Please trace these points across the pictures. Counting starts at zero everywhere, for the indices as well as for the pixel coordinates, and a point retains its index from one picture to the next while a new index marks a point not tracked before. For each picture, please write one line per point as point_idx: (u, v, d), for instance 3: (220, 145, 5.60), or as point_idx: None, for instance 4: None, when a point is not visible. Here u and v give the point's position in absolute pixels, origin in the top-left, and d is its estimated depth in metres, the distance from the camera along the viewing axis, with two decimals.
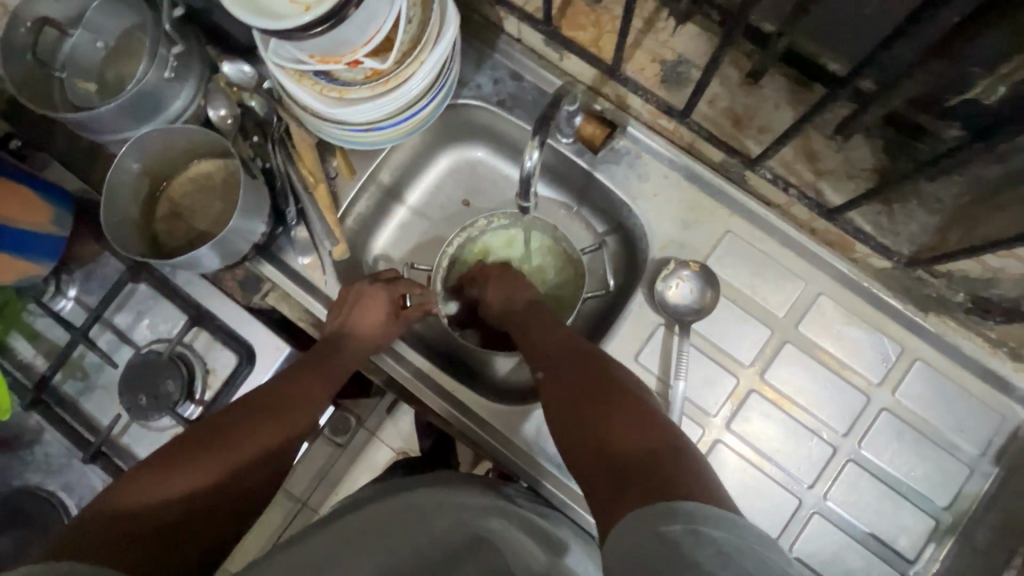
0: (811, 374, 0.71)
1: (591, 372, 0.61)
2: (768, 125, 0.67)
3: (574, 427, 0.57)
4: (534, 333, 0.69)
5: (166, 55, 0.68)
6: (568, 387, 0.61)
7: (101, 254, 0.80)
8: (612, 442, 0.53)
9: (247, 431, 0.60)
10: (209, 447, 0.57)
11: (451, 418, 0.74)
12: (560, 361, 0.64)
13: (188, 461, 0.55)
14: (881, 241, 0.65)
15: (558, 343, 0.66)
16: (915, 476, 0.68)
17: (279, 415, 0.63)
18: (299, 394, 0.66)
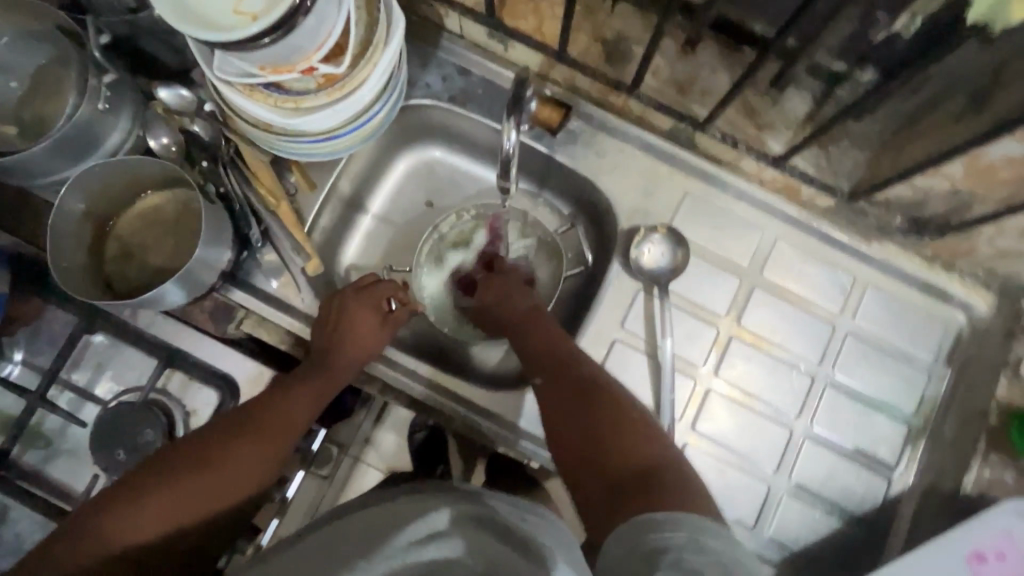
0: (780, 313, 0.76)
1: (594, 384, 0.63)
2: (709, 88, 0.72)
3: (568, 431, 0.60)
4: (532, 339, 0.69)
5: (98, 84, 0.64)
6: (567, 393, 0.62)
7: (46, 309, 0.74)
8: (610, 454, 0.57)
9: (227, 452, 0.61)
10: (178, 476, 0.58)
11: (455, 414, 0.73)
12: (560, 373, 0.64)
13: (166, 482, 0.57)
14: (824, 180, 0.71)
15: (557, 350, 0.66)
16: (884, 389, 0.75)
17: (255, 440, 0.62)
18: (282, 413, 0.65)
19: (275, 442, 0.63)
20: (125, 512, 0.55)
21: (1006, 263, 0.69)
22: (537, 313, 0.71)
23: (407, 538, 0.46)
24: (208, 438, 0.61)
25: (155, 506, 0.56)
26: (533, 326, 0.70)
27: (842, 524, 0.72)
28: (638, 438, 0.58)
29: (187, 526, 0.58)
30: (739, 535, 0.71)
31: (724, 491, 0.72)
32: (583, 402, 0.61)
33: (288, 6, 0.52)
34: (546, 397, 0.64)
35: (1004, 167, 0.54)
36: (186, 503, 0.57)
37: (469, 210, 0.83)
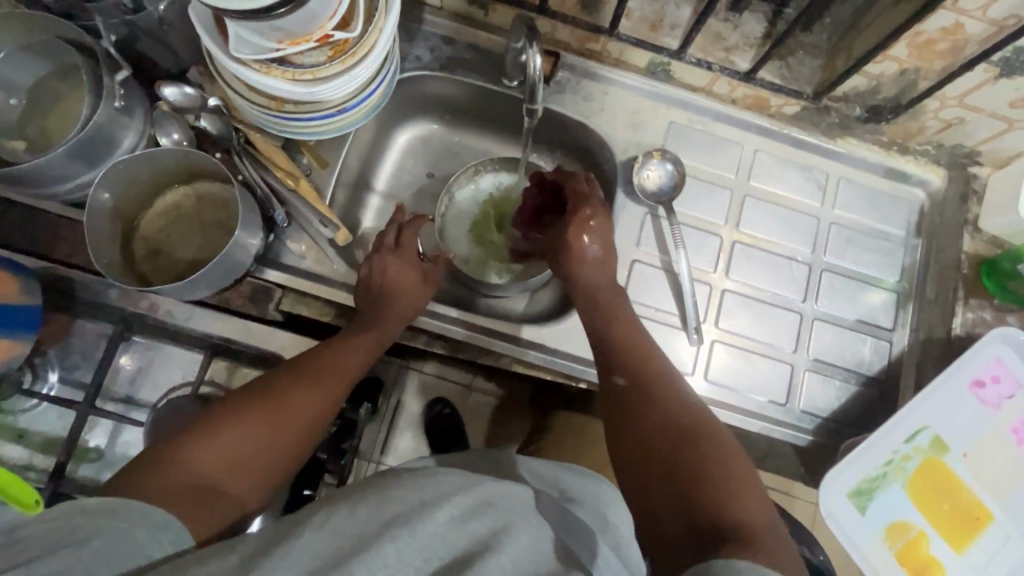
0: (771, 214, 0.85)
1: (681, 408, 0.58)
2: (677, 22, 0.78)
3: (642, 445, 0.56)
4: (615, 338, 0.66)
5: (112, 84, 0.65)
6: (631, 385, 0.62)
7: (74, 323, 0.74)
8: (654, 442, 0.56)
9: (290, 390, 0.59)
10: (251, 407, 0.56)
11: (505, 350, 0.79)
12: (645, 384, 0.61)
13: (232, 420, 0.55)
14: (790, 87, 0.80)
15: (642, 357, 0.64)
16: (870, 265, 0.84)
17: (319, 376, 0.62)
18: (336, 361, 0.64)
19: (332, 385, 0.62)
20: (193, 447, 0.52)
21: (952, 135, 0.79)
22: (612, 288, 0.70)
23: (446, 516, 0.45)
24: (275, 376, 0.60)
25: (225, 440, 0.53)
26: (615, 317, 0.68)
27: (860, 387, 0.80)
28: (727, 467, 0.52)
29: (259, 464, 0.55)
30: (775, 413, 0.79)
31: (754, 378, 0.79)
32: (672, 427, 0.56)
33: None
34: (628, 407, 0.60)
35: (941, 40, 0.64)
36: (260, 431, 0.55)
37: (480, 166, 0.89)
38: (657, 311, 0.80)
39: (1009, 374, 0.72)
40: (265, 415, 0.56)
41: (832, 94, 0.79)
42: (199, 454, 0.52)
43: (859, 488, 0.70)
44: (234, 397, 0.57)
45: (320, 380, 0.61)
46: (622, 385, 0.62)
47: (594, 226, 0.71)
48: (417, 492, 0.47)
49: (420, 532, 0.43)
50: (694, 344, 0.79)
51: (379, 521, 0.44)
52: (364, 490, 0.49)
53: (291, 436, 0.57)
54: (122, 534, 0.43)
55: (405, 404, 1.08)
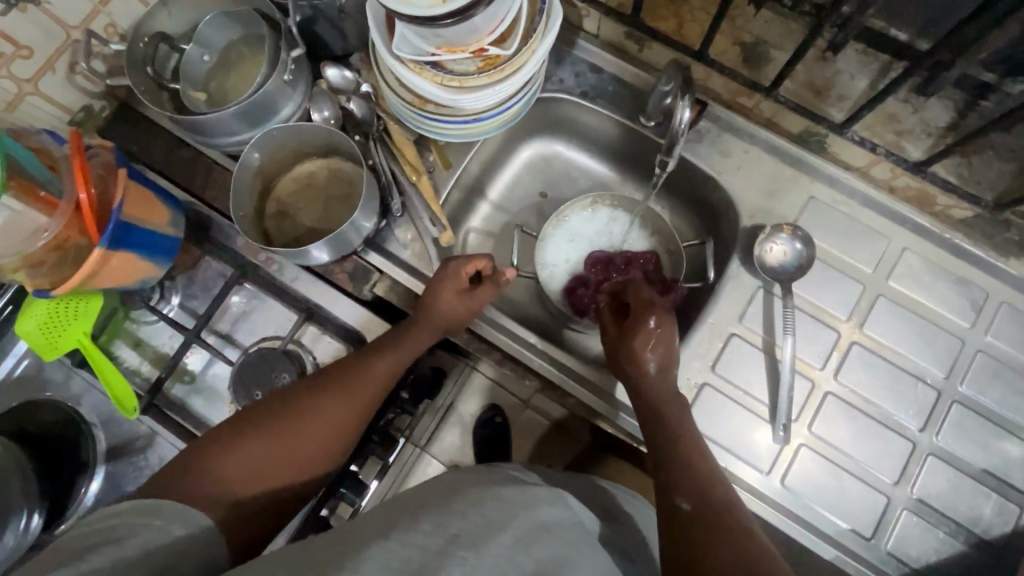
0: (906, 323, 0.75)
1: (747, 549, 0.51)
2: (847, 92, 0.71)
3: (696, 553, 0.51)
4: (675, 458, 0.60)
5: (286, 59, 0.72)
6: (685, 485, 0.57)
7: (202, 259, 0.81)
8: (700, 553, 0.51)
9: (316, 404, 0.60)
10: (276, 419, 0.58)
11: (576, 393, 0.77)
12: (714, 513, 0.54)
13: (259, 433, 0.57)
14: (965, 190, 0.70)
15: (710, 484, 0.57)
16: (1017, 411, 0.72)
17: (344, 386, 0.63)
18: (366, 373, 0.64)
19: (358, 402, 0.62)
20: (221, 458, 0.55)
21: None
22: (674, 397, 0.66)
23: (511, 538, 0.47)
24: (300, 388, 0.62)
25: (249, 451, 0.56)
26: (681, 437, 0.62)
27: (967, 547, 0.69)
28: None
29: (282, 473, 0.57)
30: (855, 545, 0.69)
31: (839, 499, 0.71)
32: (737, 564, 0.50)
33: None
34: (694, 535, 0.52)
35: None
36: (282, 442, 0.57)
37: (594, 198, 0.87)
38: (745, 394, 0.74)
39: None
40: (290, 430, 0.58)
41: (1018, 208, 0.68)
42: (227, 463, 0.55)
43: None
44: (263, 407, 0.60)
45: (349, 395, 0.62)
46: (686, 511, 0.55)
47: (657, 333, 0.67)
48: (478, 517, 0.48)
49: (482, 550, 0.46)
50: (778, 441, 0.72)
51: (442, 537, 0.46)
52: (427, 503, 0.51)
53: (313, 449, 0.59)
54: (158, 530, 0.47)
55: None
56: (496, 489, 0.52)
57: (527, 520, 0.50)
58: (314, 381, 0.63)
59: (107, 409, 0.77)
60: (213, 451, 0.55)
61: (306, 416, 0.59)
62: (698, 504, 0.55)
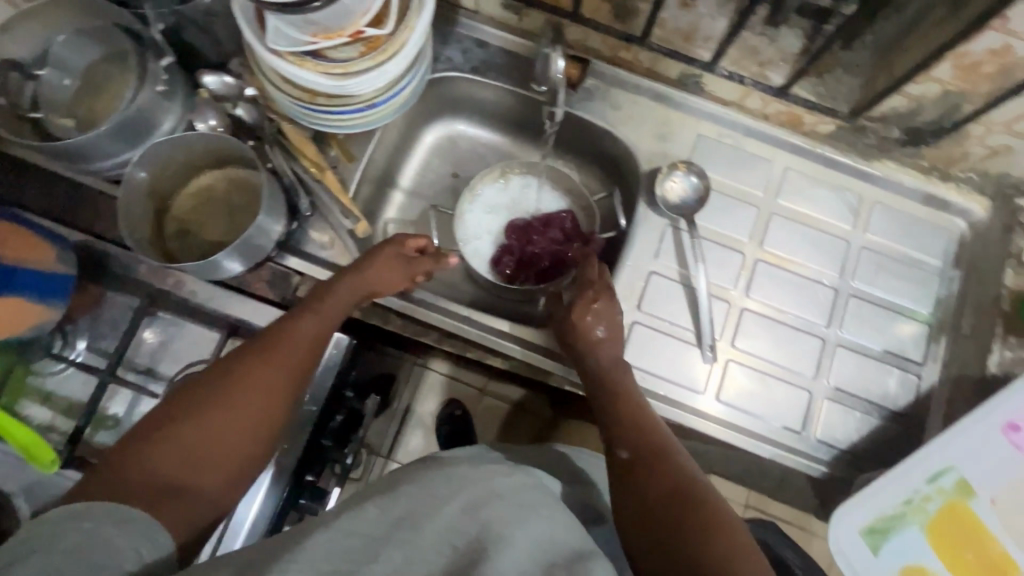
0: (800, 235, 0.82)
1: (687, 478, 0.54)
2: (710, 34, 0.75)
3: (647, 480, 0.54)
4: (612, 415, 0.62)
5: (156, 69, 0.70)
6: (630, 428, 0.60)
7: (105, 295, 0.77)
8: (652, 482, 0.54)
9: (246, 372, 0.54)
10: (205, 396, 0.52)
11: (527, 358, 0.78)
12: (645, 458, 0.56)
13: (187, 416, 0.50)
14: (825, 105, 0.77)
15: (642, 428, 0.59)
16: (902, 295, 0.80)
17: (275, 348, 0.57)
18: (291, 334, 0.59)
19: (294, 364, 0.57)
20: (149, 450, 0.48)
21: (998, 163, 0.75)
22: (613, 366, 0.68)
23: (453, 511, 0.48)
24: (227, 362, 0.56)
25: (179, 435, 0.49)
26: (615, 394, 0.65)
27: (882, 421, 0.76)
28: (731, 546, 0.48)
29: (224, 452, 0.51)
30: (789, 440, 0.76)
31: (770, 403, 0.77)
32: (664, 491, 0.53)
33: None
34: (626, 484, 0.55)
35: (988, 62, 0.61)
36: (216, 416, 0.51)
37: (503, 168, 0.89)
38: (672, 325, 0.78)
39: None
40: (218, 406, 0.51)
41: (870, 113, 0.76)
42: (159, 454, 0.48)
43: (872, 527, 0.67)
44: (184, 390, 0.53)
45: (280, 358, 0.56)
46: (624, 457, 0.57)
47: (600, 307, 0.70)
48: (425, 497, 0.49)
49: (424, 529, 0.46)
50: (708, 362, 0.77)
51: (385, 521, 0.47)
52: (374, 492, 0.51)
53: (255, 416, 0.53)
54: (88, 533, 0.40)
55: (418, 405, 1.20)
56: (443, 470, 0.54)
57: (479, 488, 0.51)
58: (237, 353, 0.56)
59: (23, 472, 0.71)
60: (139, 446, 0.48)
61: (236, 387, 0.53)
62: (647, 442, 0.58)
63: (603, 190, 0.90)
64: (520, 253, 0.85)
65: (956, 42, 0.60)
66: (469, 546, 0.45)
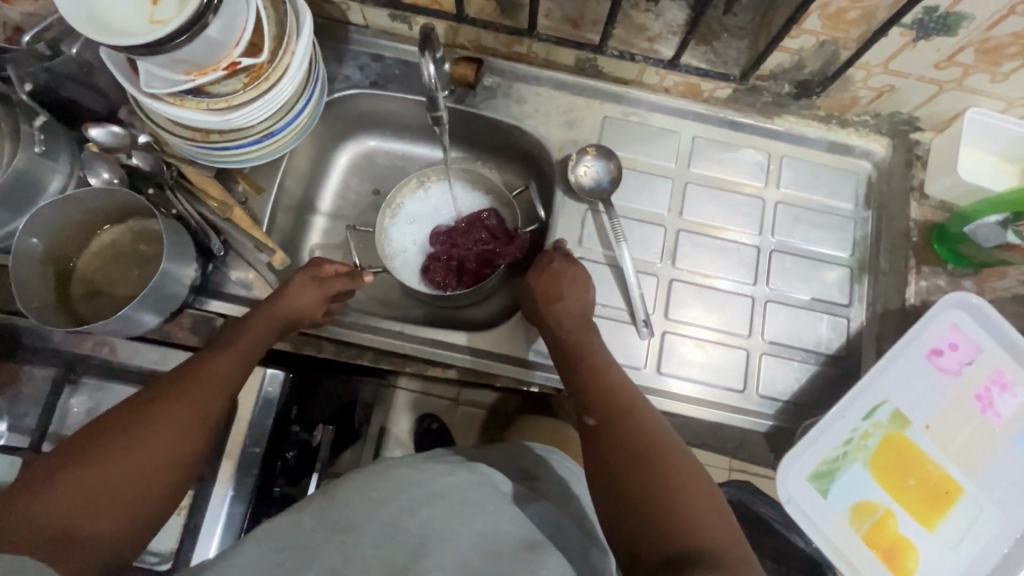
0: (716, 200, 0.84)
1: (651, 435, 0.58)
2: (597, 16, 0.78)
3: (615, 439, 0.58)
4: (581, 377, 0.65)
5: (31, 130, 0.67)
6: (596, 392, 0.63)
7: (20, 370, 0.73)
8: (617, 445, 0.58)
9: (160, 411, 0.52)
10: (118, 434, 0.50)
11: (470, 364, 0.77)
12: (614, 418, 0.60)
13: (94, 457, 0.48)
14: (717, 70, 0.79)
15: (607, 391, 0.63)
16: (822, 242, 0.83)
17: (195, 385, 0.56)
18: (213, 369, 0.58)
19: (211, 403, 0.56)
20: (51, 492, 0.45)
21: (887, 102, 0.77)
22: (581, 324, 0.71)
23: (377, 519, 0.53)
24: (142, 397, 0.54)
25: (87, 475, 0.47)
26: (584, 356, 0.68)
27: (820, 367, 0.78)
28: (692, 491, 0.54)
29: (139, 492, 0.49)
30: (734, 401, 0.77)
31: (712, 368, 0.78)
32: (630, 443, 0.57)
33: (192, 12, 0.56)
34: (598, 439, 0.59)
35: (851, 8, 0.63)
36: (131, 453, 0.49)
37: (421, 176, 0.88)
38: (605, 307, 0.79)
39: (966, 339, 0.70)
40: (133, 442, 0.50)
41: (759, 73, 0.77)
42: (60, 498, 0.45)
43: (819, 471, 0.67)
44: (91, 430, 0.50)
45: (197, 396, 0.55)
46: (591, 424, 0.61)
47: (569, 275, 0.74)
48: (362, 503, 0.55)
49: (359, 531, 0.52)
50: (645, 337, 0.78)
51: (325, 526, 0.53)
52: (316, 503, 0.57)
53: (174, 453, 0.52)
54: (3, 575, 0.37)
55: (393, 425, 1.19)
56: (385, 473, 0.61)
57: (414, 491, 0.58)
58: (149, 392, 0.55)
59: None
60: (41, 486, 0.45)
61: (152, 425, 0.51)
62: (611, 405, 0.61)
63: (522, 185, 0.91)
64: (450, 261, 0.84)
65: None
66: (409, 546, 0.52)
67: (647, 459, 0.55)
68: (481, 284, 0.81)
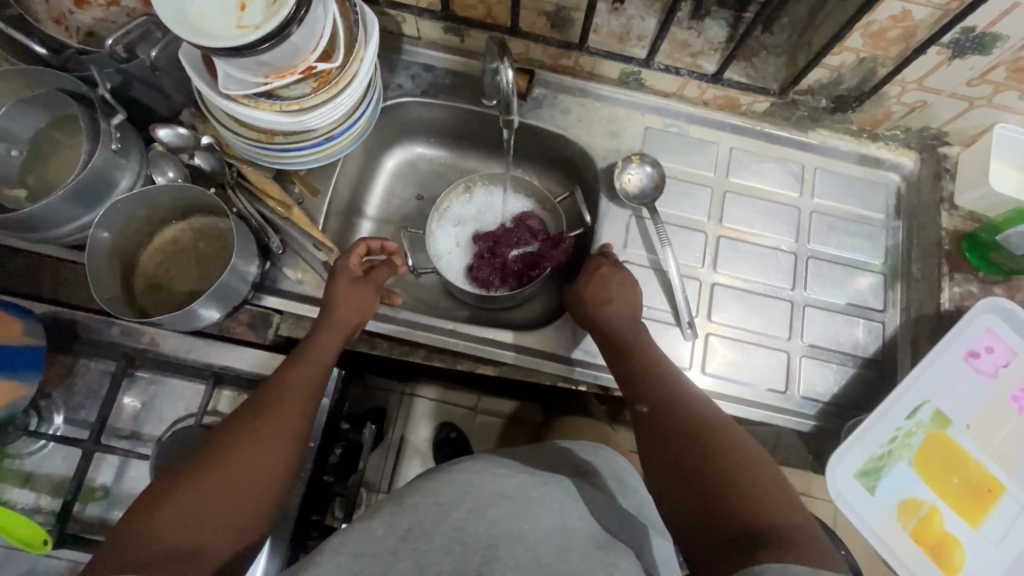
0: (754, 208, 0.87)
1: (707, 423, 0.60)
2: (643, 33, 0.82)
3: (671, 427, 0.60)
4: (633, 373, 0.67)
5: (109, 127, 0.69)
6: (648, 384, 0.65)
7: (77, 363, 0.75)
8: (676, 434, 0.59)
9: (246, 429, 0.55)
10: (214, 456, 0.53)
11: (521, 362, 0.79)
12: (665, 408, 0.62)
13: (193, 478, 0.51)
14: (757, 85, 0.82)
15: (657, 382, 0.65)
16: (856, 250, 0.86)
17: (275, 401, 0.58)
18: (287, 384, 0.60)
19: (290, 417, 0.58)
20: (165, 514, 0.48)
21: (918, 117, 0.82)
22: (632, 325, 0.72)
23: (452, 531, 0.50)
24: (230, 419, 0.57)
25: (194, 495, 0.50)
26: (632, 352, 0.69)
27: (858, 369, 0.81)
28: (750, 477, 0.54)
29: (240, 505, 0.51)
30: (776, 402, 0.79)
31: (753, 369, 0.80)
32: (684, 438, 0.58)
33: (283, 17, 0.58)
34: (651, 433, 0.61)
35: (892, 28, 0.68)
36: (227, 471, 0.52)
37: (467, 181, 0.91)
38: (650, 309, 0.81)
39: (1002, 342, 0.73)
40: (229, 460, 0.52)
41: (798, 88, 0.81)
42: (167, 519, 0.48)
43: (866, 469, 0.69)
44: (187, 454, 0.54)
45: (278, 411, 0.57)
46: (644, 412, 0.63)
47: (612, 277, 0.75)
48: (428, 507, 0.53)
49: (435, 535, 0.50)
50: (689, 339, 0.80)
51: (395, 534, 0.51)
52: (385, 504, 0.56)
53: (266, 466, 0.54)
54: None
55: (411, 434, 1.19)
56: (447, 477, 0.57)
57: (478, 490, 0.55)
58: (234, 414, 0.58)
59: (11, 559, 0.68)
60: (154, 512, 0.48)
61: (243, 444, 0.54)
62: (666, 397, 0.63)
63: (564, 192, 0.93)
64: (496, 262, 0.86)
65: (862, 13, 0.66)
66: (480, 548, 0.49)
67: (705, 448, 0.57)
68: (528, 286, 0.83)
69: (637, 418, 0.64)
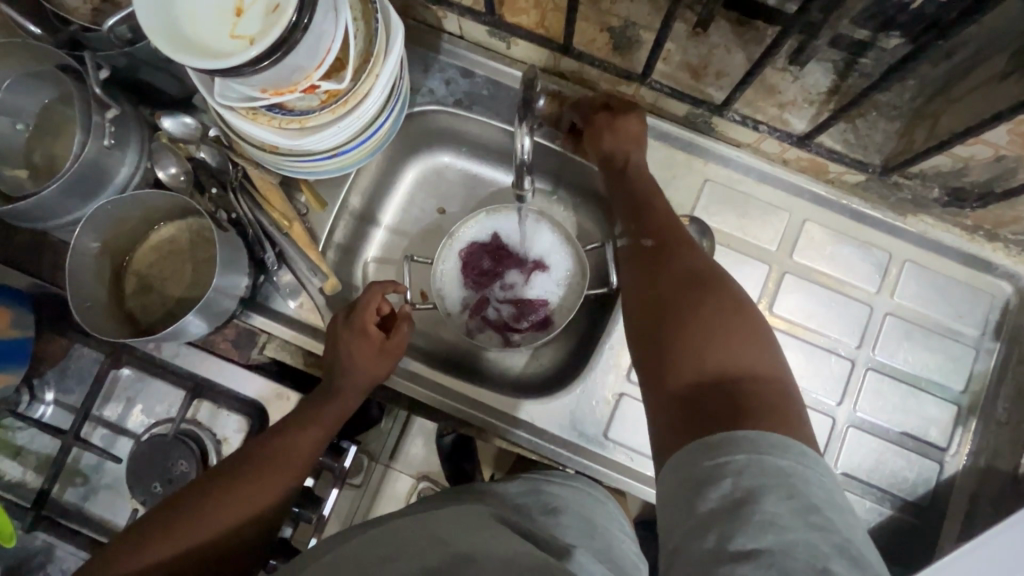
0: (815, 297, 0.73)
1: (699, 272, 0.60)
2: (725, 69, 0.67)
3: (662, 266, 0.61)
4: (636, 220, 0.67)
5: (102, 121, 0.64)
6: (650, 229, 0.65)
7: (72, 347, 0.74)
8: (665, 271, 0.61)
9: (236, 488, 0.63)
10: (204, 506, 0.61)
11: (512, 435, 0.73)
12: (664, 253, 0.62)
13: (179, 523, 0.60)
14: (853, 156, 0.67)
15: (663, 218, 0.66)
16: (931, 368, 0.71)
17: (270, 465, 0.65)
18: (286, 450, 0.66)
19: (276, 484, 0.64)
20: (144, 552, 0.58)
21: None
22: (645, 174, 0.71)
23: None
24: (227, 472, 0.64)
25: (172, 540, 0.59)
26: (640, 198, 0.68)
27: (894, 512, 0.70)
28: (749, 353, 0.53)
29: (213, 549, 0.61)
30: None
31: None
32: (656, 268, 0.62)
33: (283, 33, 0.49)
34: (642, 269, 0.63)
35: None
36: (209, 525, 0.60)
37: (490, 210, 0.81)
38: None
39: None
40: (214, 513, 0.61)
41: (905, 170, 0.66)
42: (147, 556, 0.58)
43: None
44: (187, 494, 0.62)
45: (268, 477, 0.64)
46: (648, 246, 0.64)
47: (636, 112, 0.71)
48: None
49: None
50: None
51: None
52: None
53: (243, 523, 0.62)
54: None
55: None
56: None
57: None
58: (235, 462, 0.65)
59: None
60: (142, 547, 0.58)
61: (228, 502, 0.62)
62: (662, 244, 0.63)
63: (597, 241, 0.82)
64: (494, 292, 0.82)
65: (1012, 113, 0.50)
66: None
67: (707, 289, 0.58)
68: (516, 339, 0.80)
69: (635, 269, 0.64)
